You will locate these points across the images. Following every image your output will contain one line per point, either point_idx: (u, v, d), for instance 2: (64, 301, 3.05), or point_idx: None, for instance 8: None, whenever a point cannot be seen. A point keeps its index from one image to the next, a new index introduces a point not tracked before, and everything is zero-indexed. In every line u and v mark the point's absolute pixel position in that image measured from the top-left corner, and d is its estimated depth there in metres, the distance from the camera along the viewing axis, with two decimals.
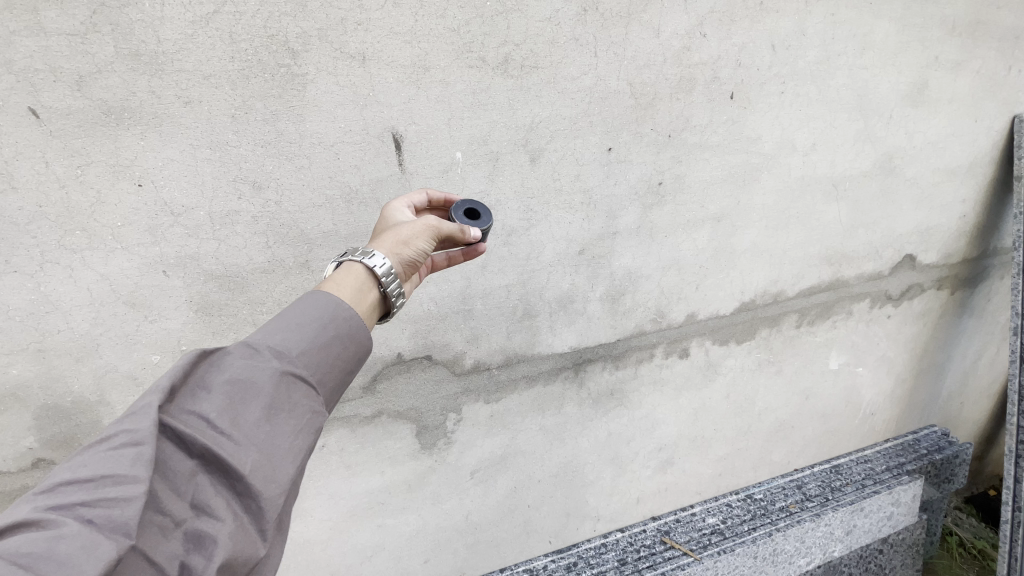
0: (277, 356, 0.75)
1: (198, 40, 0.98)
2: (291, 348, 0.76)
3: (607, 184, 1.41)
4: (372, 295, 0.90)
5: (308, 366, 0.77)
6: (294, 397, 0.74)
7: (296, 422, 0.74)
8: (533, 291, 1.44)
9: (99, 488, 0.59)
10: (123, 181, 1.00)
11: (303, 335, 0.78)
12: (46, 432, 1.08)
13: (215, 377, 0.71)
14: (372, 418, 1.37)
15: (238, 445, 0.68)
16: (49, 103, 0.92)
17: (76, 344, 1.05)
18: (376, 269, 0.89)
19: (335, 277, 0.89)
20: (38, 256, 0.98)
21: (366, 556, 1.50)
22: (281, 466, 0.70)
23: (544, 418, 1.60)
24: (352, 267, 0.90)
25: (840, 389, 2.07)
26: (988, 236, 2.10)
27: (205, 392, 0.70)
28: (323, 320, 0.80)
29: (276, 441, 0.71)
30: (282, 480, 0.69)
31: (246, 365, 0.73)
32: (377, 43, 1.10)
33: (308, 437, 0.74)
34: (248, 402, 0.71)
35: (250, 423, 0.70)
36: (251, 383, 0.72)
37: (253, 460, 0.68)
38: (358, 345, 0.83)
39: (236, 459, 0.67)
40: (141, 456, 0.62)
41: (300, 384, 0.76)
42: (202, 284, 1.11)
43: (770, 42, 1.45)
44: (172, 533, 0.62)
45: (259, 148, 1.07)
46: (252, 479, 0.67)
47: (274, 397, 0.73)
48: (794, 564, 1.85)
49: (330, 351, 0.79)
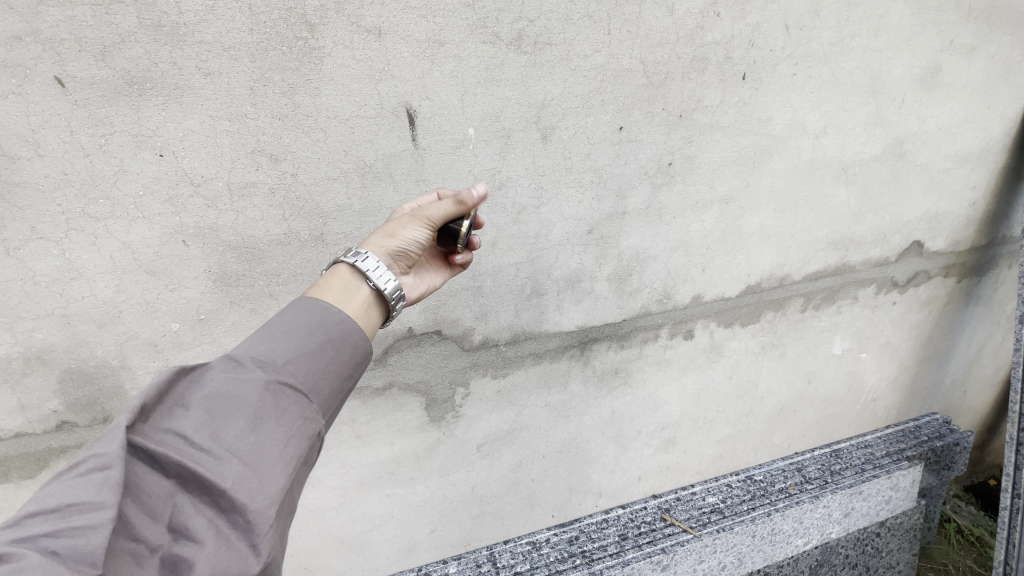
0: (260, 366, 0.77)
1: (219, 11, 0.99)
2: (276, 357, 0.78)
3: (618, 162, 1.42)
4: (362, 292, 0.92)
5: (294, 373, 0.78)
6: (282, 405, 0.76)
7: (285, 430, 0.75)
8: (541, 270, 1.46)
9: (63, 518, 0.60)
10: (145, 151, 1.02)
11: (289, 343, 0.79)
12: (70, 395, 1.12)
13: (194, 393, 0.72)
14: (384, 390, 1.41)
15: (218, 460, 0.68)
16: (73, 72, 0.95)
17: (99, 310, 1.09)
18: (360, 263, 0.92)
19: (321, 282, 0.92)
20: (64, 223, 1.01)
21: (375, 523, 1.55)
22: (268, 477, 0.71)
23: (550, 395, 1.63)
24: (339, 270, 0.93)
25: (843, 374, 2.09)
26: (997, 224, 2.10)
27: (183, 409, 0.71)
28: (309, 327, 0.82)
29: (263, 452, 0.72)
30: (271, 491, 0.70)
31: (228, 377, 0.74)
32: (393, 17, 1.11)
33: (298, 445, 0.75)
34: (230, 416, 0.72)
35: (232, 437, 0.71)
36: (233, 395, 0.73)
37: (236, 473, 0.69)
38: (352, 347, 0.84)
39: (216, 474, 0.67)
40: (106, 482, 0.62)
41: (287, 392, 0.77)
42: (221, 255, 1.14)
43: (784, 22, 1.45)
44: (147, 561, 0.63)
45: (276, 121, 1.09)
46: (235, 494, 0.67)
47: (258, 408, 0.74)
48: (791, 544, 1.90)
49: (320, 355, 0.81)
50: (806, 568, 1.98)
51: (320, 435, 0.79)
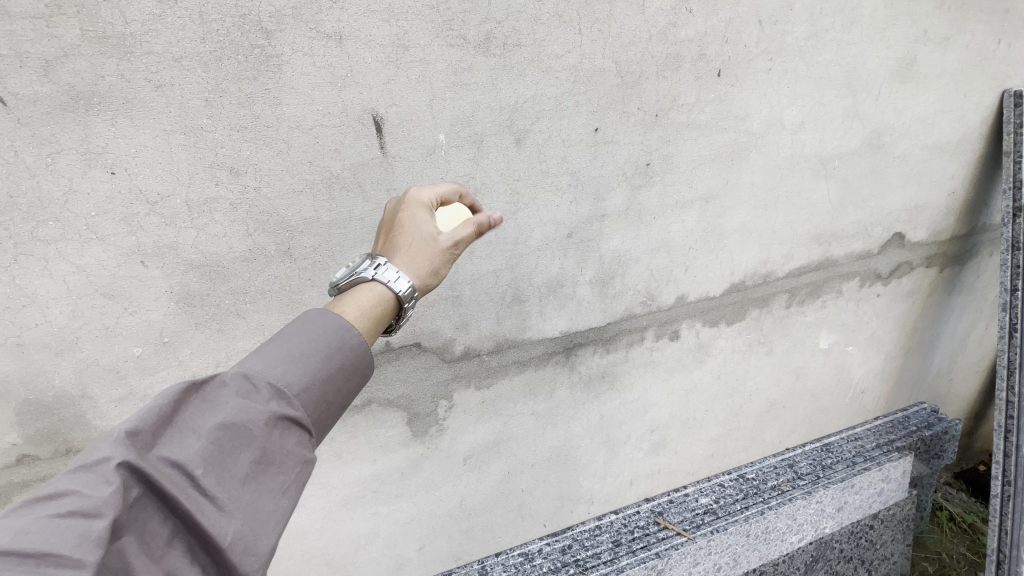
0: (274, 395, 0.72)
1: (168, 20, 0.95)
2: (291, 385, 0.73)
3: (594, 164, 1.39)
4: (387, 322, 0.90)
5: (305, 407, 0.74)
6: (288, 446, 0.71)
7: (286, 476, 0.71)
8: (522, 276, 1.43)
9: (40, 568, 0.53)
10: (95, 170, 0.97)
11: (304, 369, 0.75)
12: (28, 428, 1.06)
13: (203, 423, 0.67)
14: (363, 407, 1.36)
15: (219, 509, 0.64)
16: (15, 89, 0.89)
17: (56, 337, 1.03)
18: (402, 295, 0.87)
19: (355, 305, 0.85)
20: (12, 248, 0.96)
21: (361, 543, 1.50)
22: (265, 531, 0.67)
23: (536, 403, 1.60)
24: (377, 291, 0.88)
25: (830, 367, 2.08)
26: (977, 212, 2.10)
27: (190, 440, 0.66)
28: (328, 350, 0.78)
29: (263, 504, 0.68)
30: (266, 549, 0.67)
31: (240, 405, 0.69)
32: (355, 22, 1.07)
33: (296, 493, 0.71)
34: (237, 456, 0.67)
35: (236, 482, 0.66)
36: (243, 431, 0.68)
37: (233, 527, 0.65)
38: (361, 374, 0.82)
39: (214, 528, 0.63)
40: (90, 531, 0.56)
41: (294, 429, 0.73)
42: (183, 275, 1.09)
43: (757, 18, 1.43)
44: None
45: (235, 132, 1.04)
46: (231, 551, 0.64)
47: (266, 448, 0.69)
48: (786, 541, 1.89)
49: (331, 385, 0.77)
50: (801, 565, 1.96)
51: None
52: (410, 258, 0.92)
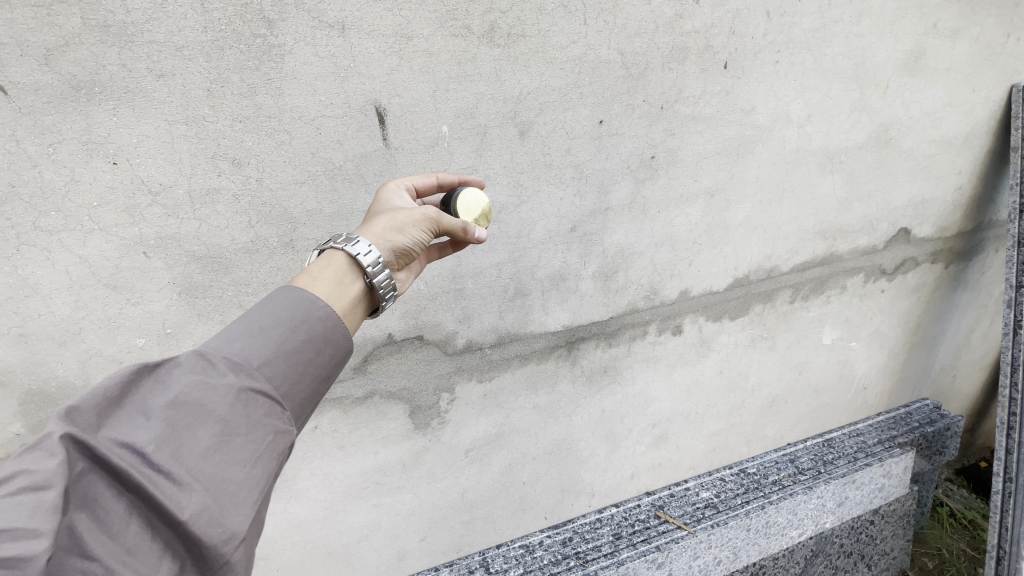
0: (233, 369, 0.72)
1: (169, 9, 0.94)
2: (251, 358, 0.73)
3: (599, 157, 1.38)
4: (356, 286, 0.89)
5: (269, 379, 0.74)
6: (253, 417, 0.71)
7: (254, 446, 0.70)
8: (525, 269, 1.42)
9: None
10: (97, 159, 0.97)
11: (266, 342, 0.75)
12: (32, 418, 1.06)
13: (156, 401, 0.67)
14: (365, 399, 1.36)
15: (178, 483, 0.63)
16: (15, 78, 0.89)
17: (58, 327, 1.03)
18: (360, 257, 0.88)
19: (313, 269, 0.88)
20: (14, 238, 0.95)
21: (363, 534, 1.51)
22: (231, 505, 0.66)
23: (538, 397, 1.60)
24: (334, 257, 0.89)
25: (833, 363, 2.08)
26: (983, 208, 2.08)
27: (143, 418, 0.65)
28: (292, 323, 0.78)
29: (228, 475, 0.67)
30: (233, 521, 0.66)
31: (197, 381, 0.69)
32: (357, 11, 1.06)
33: (265, 464, 0.71)
34: (195, 431, 0.67)
35: (196, 456, 0.66)
36: (200, 405, 0.68)
37: (195, 498, 0.63)
38: (333, 346, 0.81)
39: (173, 500, 0.62)
40: (42, 503, 0.55)
41: (260, 401, 0.73)
42: (186, 266, 1.09)
43: (764, 8, 1.41)
44: None
45: (237, 123, 1.03)
46: (194, 525, 0.62)
47: (227, 421, 0.69)
48: (786, 535, 1.89)
49: (299, 357, 0.77)
50: (801, 559, 1.97)
51: (291, 448, 0.75)
52: (378, 218, 0.99)
